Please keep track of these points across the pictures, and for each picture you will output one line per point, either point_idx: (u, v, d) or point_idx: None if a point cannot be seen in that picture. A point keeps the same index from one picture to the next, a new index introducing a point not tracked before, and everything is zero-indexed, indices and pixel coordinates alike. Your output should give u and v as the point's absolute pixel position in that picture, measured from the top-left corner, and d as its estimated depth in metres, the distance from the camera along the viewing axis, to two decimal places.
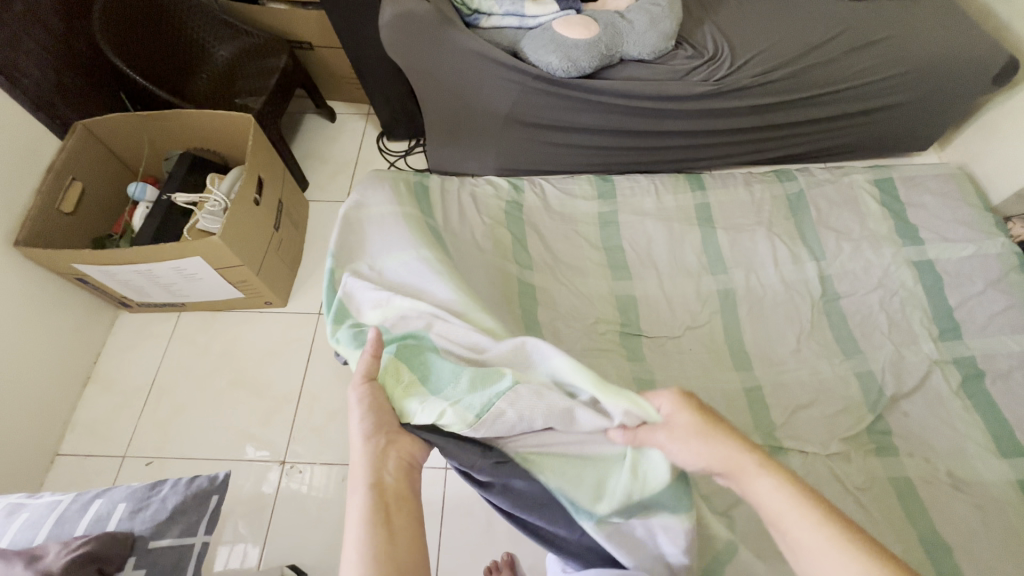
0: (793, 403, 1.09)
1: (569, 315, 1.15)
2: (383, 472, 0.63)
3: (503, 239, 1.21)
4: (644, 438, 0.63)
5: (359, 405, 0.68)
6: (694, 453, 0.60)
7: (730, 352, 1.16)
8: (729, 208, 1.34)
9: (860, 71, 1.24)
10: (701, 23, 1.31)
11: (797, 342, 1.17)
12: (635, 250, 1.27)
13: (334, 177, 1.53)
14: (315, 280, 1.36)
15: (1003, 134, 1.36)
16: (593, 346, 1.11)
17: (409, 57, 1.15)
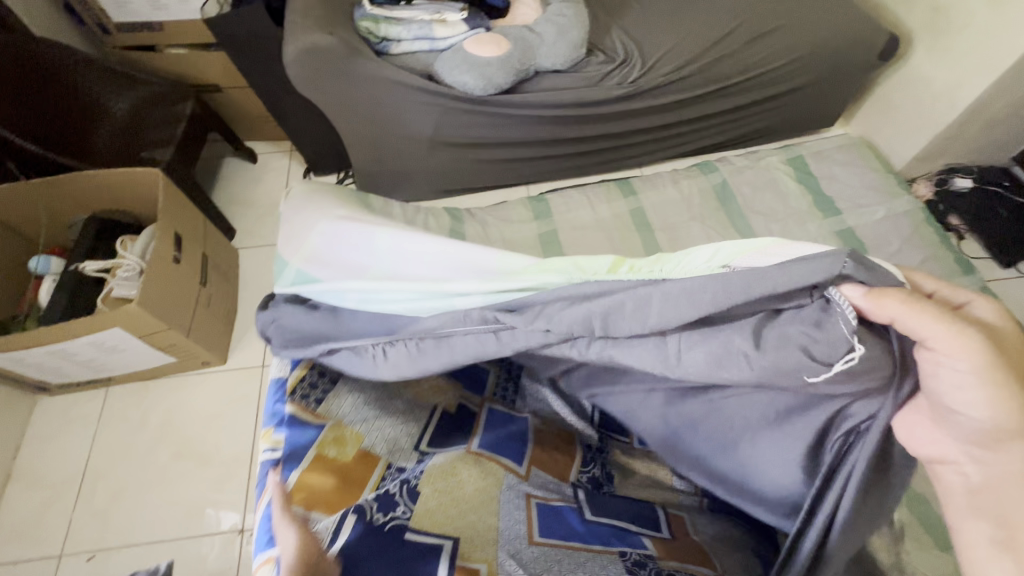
0: None
1: None
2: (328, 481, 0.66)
3: None
4: (885, 311, 0.51)
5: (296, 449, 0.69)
6: (971, 378, 0.48)
7: None
8: (662, 205, 1.37)
9: (761, 59, 1.31)
10: (608, 28, 1.35)
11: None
12: (580, 256, 1.28)
13: (263, 221, 1.46)
14: (255, 332, 1.30)
15: (895, 104, 1.47)
16: None
17: (322, 91, 1.12)
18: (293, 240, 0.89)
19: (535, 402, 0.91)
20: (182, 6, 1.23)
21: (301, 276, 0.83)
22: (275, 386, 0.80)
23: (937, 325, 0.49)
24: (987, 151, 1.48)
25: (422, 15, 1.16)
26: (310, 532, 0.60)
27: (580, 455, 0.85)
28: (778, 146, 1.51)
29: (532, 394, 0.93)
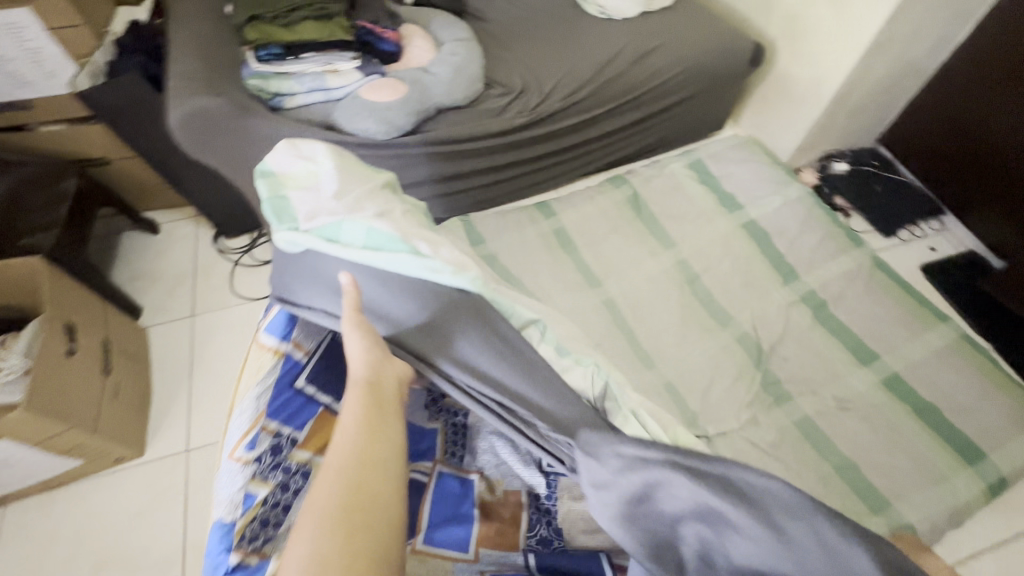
0: (694, 384, 1.17)
1: None
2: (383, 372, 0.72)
3: None
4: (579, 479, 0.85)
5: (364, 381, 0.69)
6: None
7: (622, 349, 1.21)
8: (581, 221, 1.42)
9: (646, 77, 1.40)
10: (502, 62, 1.40)
11: (673, 326, 1.26)
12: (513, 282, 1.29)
13: (173, 294, 1.37)
14: (175, 413, 1.20)
15: (772, 104, 1.61)
16: None
17: (214, 151, 1.10)
18: (296, 182, 0.82)
19: (484, 455, 0.94)
20: (49, 81, 1.16)
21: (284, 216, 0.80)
22: (218, 529, 0.78)
23: None
24: (856, 135, 1.65)
25: (313, 67, 1.16)
26: None
27: (526, 518, 0.88)
28: (678, 152, 1.60)
29: (482, 449, 0.94)
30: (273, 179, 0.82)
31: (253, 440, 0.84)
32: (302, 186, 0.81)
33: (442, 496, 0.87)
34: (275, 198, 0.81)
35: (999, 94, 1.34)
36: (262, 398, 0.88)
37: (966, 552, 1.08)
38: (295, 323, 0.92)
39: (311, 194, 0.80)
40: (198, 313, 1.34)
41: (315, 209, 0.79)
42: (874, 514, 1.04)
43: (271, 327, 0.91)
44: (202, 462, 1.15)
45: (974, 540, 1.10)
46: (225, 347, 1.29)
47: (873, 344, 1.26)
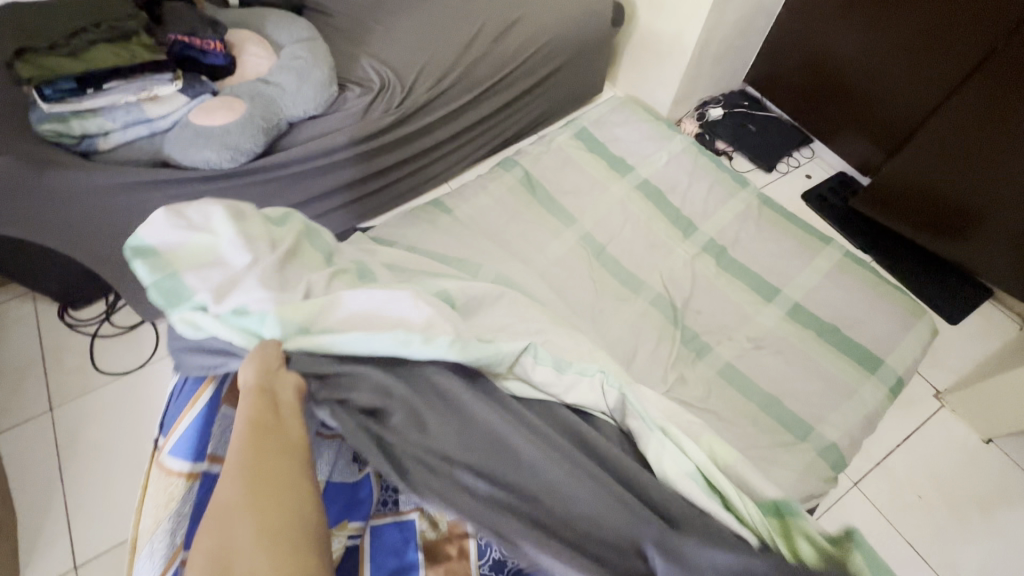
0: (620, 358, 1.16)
1: None
2: (279, 379, 0.56)
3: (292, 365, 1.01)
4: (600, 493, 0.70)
5: (250, 399, 0.52)
6: None
7: None
8: (478, 211, 1.34)
9: (513, 53, 1.33)
10: (356, 58, 1.27)
11: (591, 304, 1.24)
12: None
13: (19, 389, 1.15)
14: (53, 530, 1.02)
15: (643, 60, 1.61)
16: None
17: (25, 223, 0.92)
18: (194, 257, 0.64)
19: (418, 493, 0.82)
20: None
21: (181, 293, 0.62)
22: None
23: None
24: (724, 79, 1.70)
25: (125, 97, 0.96)
26: None
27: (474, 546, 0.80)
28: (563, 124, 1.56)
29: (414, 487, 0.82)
30: (159, 257, 0.63)
31: None
32: (201, 260, 0.64)
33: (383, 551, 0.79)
34: (164, 277, 0.62)
35: (843, 19, 1.38)
36: (180, 532, 0.57)
37: (882, 452, 1.17)
38: (210, 426, 0.61)
39: (219, 268, 0.64)
40: (57, 405, 1.14)
41: (228, 284, 0.63)
42: (802, 441, 1.09)
43: (178, 441, 0.60)
44: None
45: (887, 439, 1.19)
46: (101, 437, 1.11)
47: (772, 279, 1.31)
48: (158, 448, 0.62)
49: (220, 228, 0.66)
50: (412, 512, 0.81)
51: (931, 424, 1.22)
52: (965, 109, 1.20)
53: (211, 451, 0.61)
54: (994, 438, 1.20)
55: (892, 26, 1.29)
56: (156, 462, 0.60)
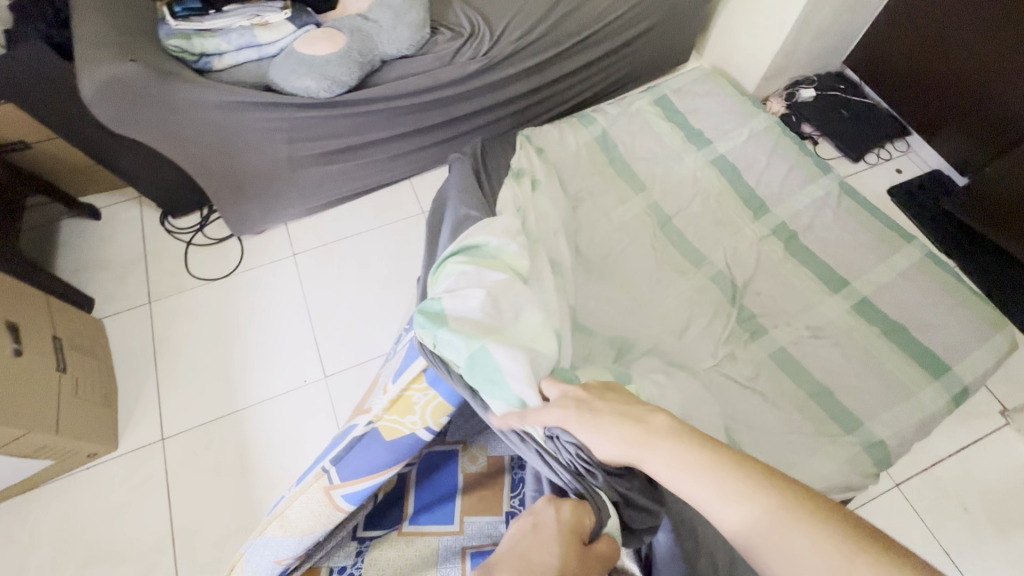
0: (672, 328, 1.17)
1: None
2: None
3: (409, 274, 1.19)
4: None
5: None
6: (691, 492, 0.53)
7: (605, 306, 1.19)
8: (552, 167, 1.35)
9: (603, 9, 1.31)
10: (449, 2, 1.30)
11: (647, 272, 1.24)
12: None
13: (124, 281, 1.30)
14: (146, 405, 1.16)
15: (736, 30, 1.54)
16: None
17: (145, 126, 1.00)
18: (489, 332, 0.68)
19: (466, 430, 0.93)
20: None
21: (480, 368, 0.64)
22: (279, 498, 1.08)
23: (807, 537, 0.48)
24: (821, 59, 1.61)
25: (239, 21, 1.04)
26: None
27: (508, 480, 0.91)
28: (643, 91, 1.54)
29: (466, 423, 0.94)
30: (456, 329, 0.67)
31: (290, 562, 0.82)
32: (498, 335, 0.68)
33: (426, 469, 0.92)
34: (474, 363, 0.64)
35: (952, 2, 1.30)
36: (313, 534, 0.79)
37: (933, 460, 1.14)
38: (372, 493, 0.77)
39: (526, 352, 0.68)
40: (154, 299, 1.27)
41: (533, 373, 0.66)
42: (848, 434, 1.07)
43: (355, 492, 0.74)
44: (180, 450, 1.12)
45: (939, 449, 1.15)
46: (189, 332, 1.24)
47: (842, 271, 1.27)
48: (329, 479, 0.72)
49: (519, 322, 0.71)
50: (457, 444, 0.95)
51: (991, 441, 1.16)
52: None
53: None
54: None
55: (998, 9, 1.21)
56: (326, 490, 0.73)
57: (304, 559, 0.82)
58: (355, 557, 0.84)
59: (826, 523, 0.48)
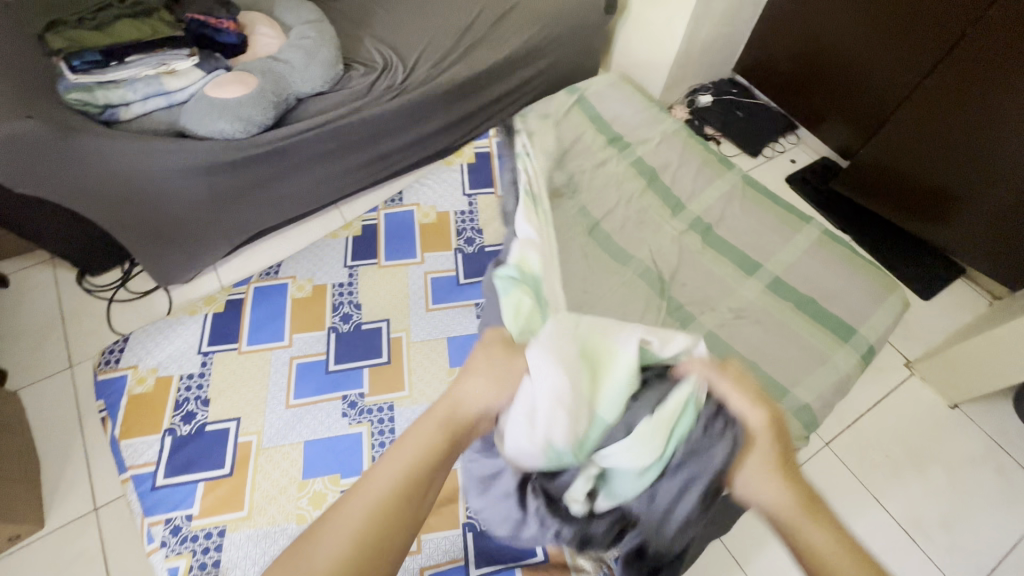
0: None
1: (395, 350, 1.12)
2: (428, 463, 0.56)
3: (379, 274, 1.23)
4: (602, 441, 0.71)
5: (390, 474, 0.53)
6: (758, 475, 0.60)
7: None
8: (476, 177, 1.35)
9: (509, 36, 1.40)
10: (361, 40, 1.35)
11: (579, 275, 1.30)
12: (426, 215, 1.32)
13: (40, 347, 1.22)
14: (75, 474, 1.09)
15: (637, 46, 1.67)
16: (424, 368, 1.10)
17: (49, 182, 0.97)
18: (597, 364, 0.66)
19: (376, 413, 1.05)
20: None
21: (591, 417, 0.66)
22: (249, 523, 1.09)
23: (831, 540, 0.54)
24: (714, 68, 1.77)
25: (144, 71, 1.05)
26: None
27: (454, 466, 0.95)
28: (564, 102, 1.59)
29: (376, 410, 1.06)
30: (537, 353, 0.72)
31: (150, 535, 0.96)
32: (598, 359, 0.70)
33: (330, 449, 1.02)
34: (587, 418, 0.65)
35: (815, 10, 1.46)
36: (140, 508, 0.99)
37: (854, 415, 1.25)
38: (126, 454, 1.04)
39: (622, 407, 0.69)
40: (76, 362, 1.21)
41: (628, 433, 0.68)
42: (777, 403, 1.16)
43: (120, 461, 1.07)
44: (116, 518, 1.05)
45: (858, 404, 1.26)
46: None
47: (754, 254, 1.38)
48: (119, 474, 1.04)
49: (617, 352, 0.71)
50: (362, 428, 1.04)
51: (899, 390, 1.29)
52: (935, 93, 1.24)
53: (130, 465, 1.03)
54: (959, 404, 1.27)
55: (855, 14, 1.36)
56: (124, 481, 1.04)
57: (171, 533, 0.96)
58: (215, 528, 0.96)
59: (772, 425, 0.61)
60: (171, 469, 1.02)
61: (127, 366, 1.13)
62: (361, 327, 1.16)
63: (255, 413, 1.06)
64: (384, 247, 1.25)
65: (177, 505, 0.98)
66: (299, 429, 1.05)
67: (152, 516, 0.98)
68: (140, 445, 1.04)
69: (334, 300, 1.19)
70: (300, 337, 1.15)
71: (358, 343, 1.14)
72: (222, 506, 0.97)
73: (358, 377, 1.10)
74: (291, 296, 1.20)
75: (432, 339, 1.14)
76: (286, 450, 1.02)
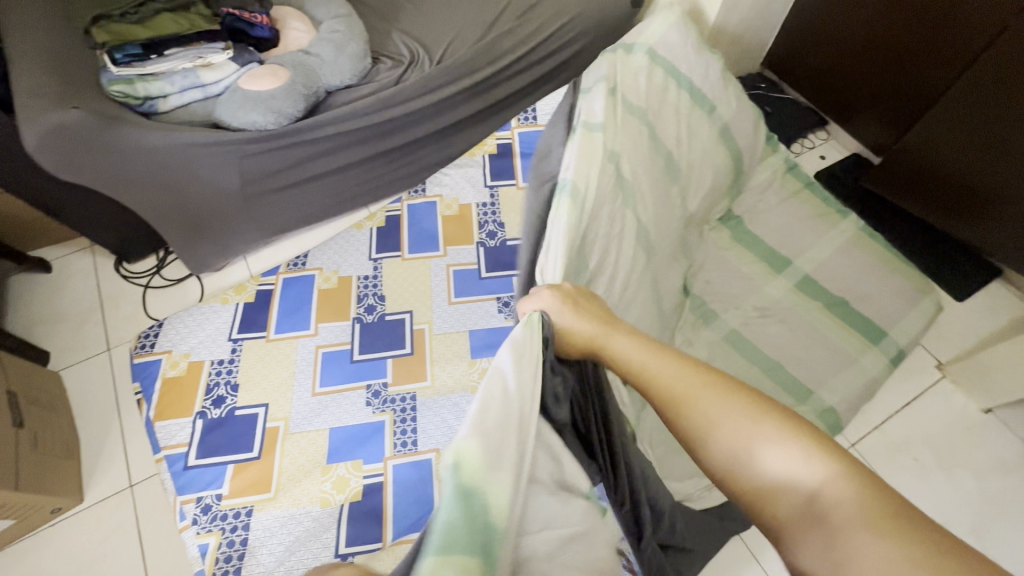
0: None
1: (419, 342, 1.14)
2: None
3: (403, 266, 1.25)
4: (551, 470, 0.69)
5: None
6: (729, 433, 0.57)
7: None
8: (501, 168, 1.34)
9: (535, 30, 1.39)
10: (388, 34, 1.37)
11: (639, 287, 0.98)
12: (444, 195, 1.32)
13: (79, 331, 1.27)
14: (111, 452, 1.13)
15: None
16: (446, 360, 1.12)
17: (92, 170, 1.01)
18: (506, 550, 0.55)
19: (399, 402, 1.08)
20: None
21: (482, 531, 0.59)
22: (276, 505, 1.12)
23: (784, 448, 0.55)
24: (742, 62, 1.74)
25: (182, 63, 1.08)
26: (277, 560, 0.95)
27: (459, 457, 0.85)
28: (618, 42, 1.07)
29: (399, 399, 1.08)
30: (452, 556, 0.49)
31: (183, 512, 1.00)
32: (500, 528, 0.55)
33: (354, 435, 1.05)
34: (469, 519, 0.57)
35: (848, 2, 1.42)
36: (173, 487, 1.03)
37: (881, 418, 1.22)
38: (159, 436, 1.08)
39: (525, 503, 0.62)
40: (113, 346, 1.26)
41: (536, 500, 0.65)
42: (801, 404, 1.14)
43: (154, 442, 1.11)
44: (149, 496, 1.09)
45: (885, 407, 1.24)
46: None
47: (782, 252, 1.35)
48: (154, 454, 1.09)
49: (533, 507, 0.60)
50: (385, 417, 1.06)
51: (930, 394, 1.25)
52: (971, 90, 1.21)
53: (164, 446, 1.07)
54: (993, 409, 1.23)
55: (890, 6, 1.33)
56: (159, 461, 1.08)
57: (202, 513, 1.00)
58: (244, 509, 0.99)
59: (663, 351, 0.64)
60: (202, 450, 1.05)
61: (162, 351, 1.18)
62: (385, 318, 1.18)
63: (283, 400, 1.09)
64: (408, 240, 1.27)
65: (208, 485, 1.02)
66: (324, 416, 1.07)
67: (184, 495, 1.02)
68: (173, 427, 1.08)
69: (359, 291, 1.21)
70: (325, 327, 1.17)
71: (382, 334, 1.16)
72: (250, 488, 1.01)
73: (382, 366, 1.12)
74: (318, 288, 1.23)
75: (453, 330, 1.15)
76: (311, 435, 1.05)
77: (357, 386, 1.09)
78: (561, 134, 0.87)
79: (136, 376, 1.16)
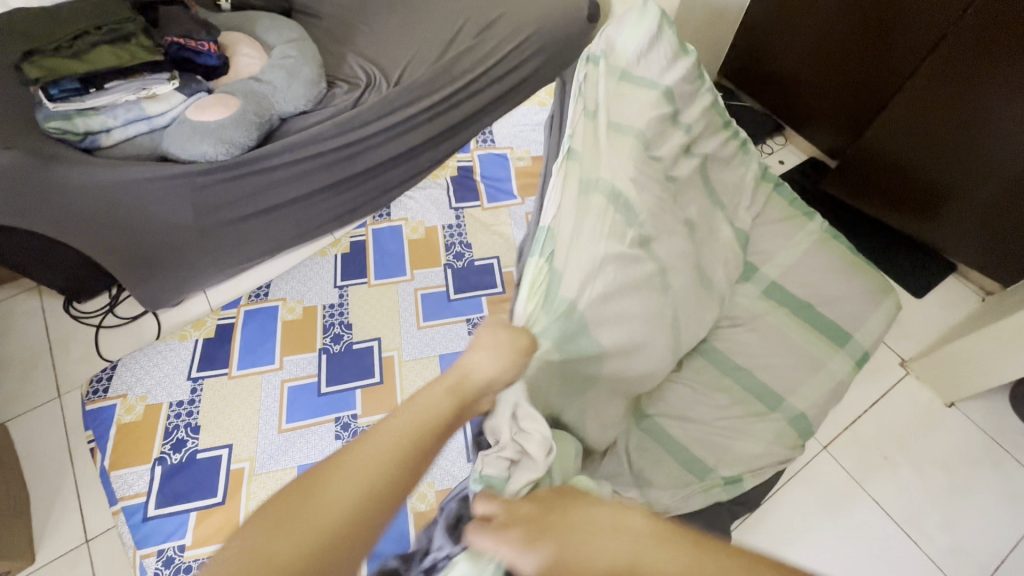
0: None
1: (387, 371, 1.11)
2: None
3: (368, 292, 1.21)
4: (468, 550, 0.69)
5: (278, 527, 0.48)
6: None
7: None
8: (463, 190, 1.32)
9: (493, 48, 1.39)
10: (344, 56, 1.35)
11: (635, 347, 0.86)
12: (409, 217, 1.30)
13: (27, 379, 1.20)
14: (65, 506, 1.07)
15: None
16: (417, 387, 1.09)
17: (31, 211, 0.96)
18: None
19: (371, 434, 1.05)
20: None
21: None
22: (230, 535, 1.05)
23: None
24: None
25: (126, 96, 1.02)
26: None
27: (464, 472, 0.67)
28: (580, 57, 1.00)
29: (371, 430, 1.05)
30: None
31: (143, 567, 0.95)
32: None
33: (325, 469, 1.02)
34: None
35: (796, 13, 1.47)
36: (132, 540, 0.98)
37: (851, 419, 1.24)
38: (114, 486, 1.02)
39: None
40: (64, 393, 1.19)
41: None
42: (774, 412, 1.14)
43: (109, 493, 1.05)
44: (107, 551, 1.03)
45: (854, 408, 1.26)
46: None
47: None
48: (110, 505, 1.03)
49: None
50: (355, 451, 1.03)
51: (896, 391, 1.28)
52: (922, 91, 1.24)
53: (120, 496, 1.02)
54: (955, 402, 1.26)
55: (832, 18, 1.38)
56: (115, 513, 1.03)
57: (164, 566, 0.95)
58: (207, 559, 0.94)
59: (638, 537, 0.53)
60: (162, 499, 1.00)
61: (116, 395, 1.12)
62: (353, 347, 1.15)
63: (248, 439, 1.05)
64: (372, 266, 1.25)
65: (170, 536, 0.97)
66: (292, 454, 1.03)
67: (143, 548, 0.97)
68: (129, 476, 1.03)
69: (325, 322, 1.18)
70: (290, 360, 1.14)
71: (350, 364, 1.13)
72: (214, 536, 0.96)
73: (351, 398, 1.09)
74: (281, 319, 1.19)
75: (423, 356, 1.13)
76: (279, 474, 1.02)
77: (324, 420, 1.06)
78: (552, 209, 0.86)
79: (89, 422, 1.10)
